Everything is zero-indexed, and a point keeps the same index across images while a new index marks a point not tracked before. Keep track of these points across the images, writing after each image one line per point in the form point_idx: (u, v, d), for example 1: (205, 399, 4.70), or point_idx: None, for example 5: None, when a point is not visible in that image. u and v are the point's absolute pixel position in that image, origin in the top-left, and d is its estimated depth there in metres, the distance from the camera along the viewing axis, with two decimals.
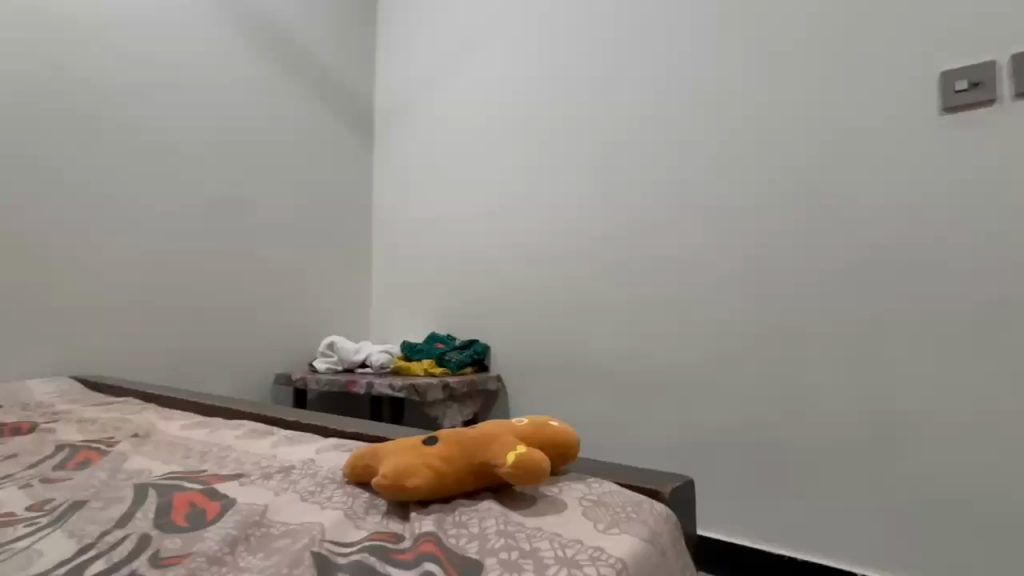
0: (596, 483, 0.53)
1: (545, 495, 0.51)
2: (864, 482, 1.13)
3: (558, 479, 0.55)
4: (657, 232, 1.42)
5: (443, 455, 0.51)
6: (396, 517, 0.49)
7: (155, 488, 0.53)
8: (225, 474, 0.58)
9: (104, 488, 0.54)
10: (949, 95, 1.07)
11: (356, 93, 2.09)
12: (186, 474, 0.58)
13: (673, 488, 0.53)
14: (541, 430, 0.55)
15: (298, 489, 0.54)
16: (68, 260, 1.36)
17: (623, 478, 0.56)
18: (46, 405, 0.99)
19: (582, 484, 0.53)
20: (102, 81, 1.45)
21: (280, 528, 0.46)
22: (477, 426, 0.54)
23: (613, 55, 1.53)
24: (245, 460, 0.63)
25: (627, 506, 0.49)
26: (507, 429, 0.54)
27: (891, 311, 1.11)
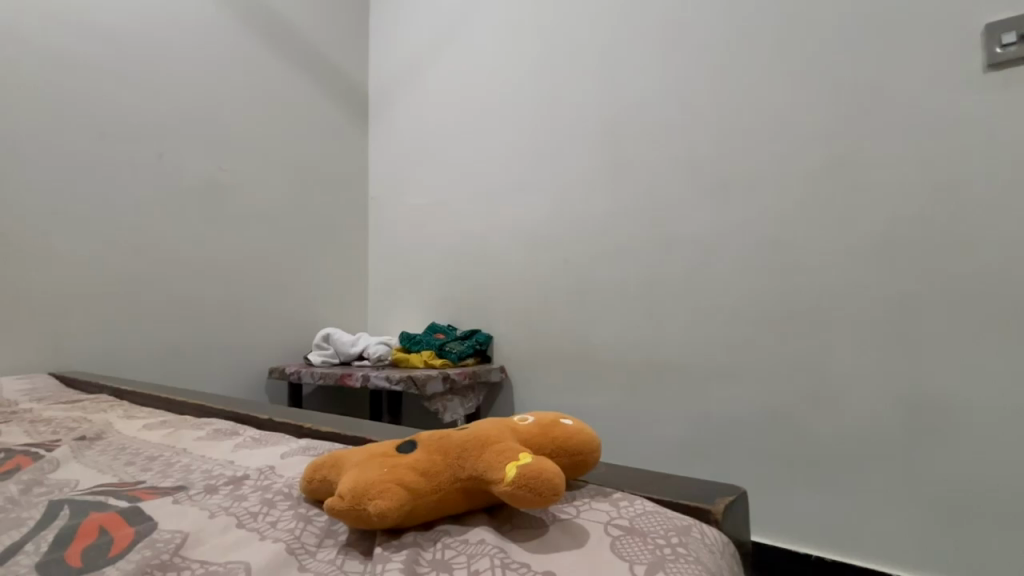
0: (627, 503, 0.45)
1: (555, 520, 0.43)
2: (895, 478, 1.04)
3: (579, 495, 0.48)
4: (669, 210, 1.32)
5: (425, 463, 0.43)
6: (356, 552, 0.42)
7: (72, 509, 0.45)
8: (162, 488, 0.51)
9: (15, 505, 0.47)
10: (994, 51, 0.96)
11: (348, 74, 2.00)
12: (117, 488, 0.50)
13: (724, 508, 0.44)
14: (548, 433, 0.46)
15: (237, 510, 0.47)
16: (46, 249, 1.26)
17: (655, 491, 0.48)
18: (8, 403, 0.91)
19: (609, 504, 0.45)
20: (69, 51, 1.32)
21: (195, 570, 0.38)
22: (467, 430, 0.46)
23: (622, 21, 1.42)
24: (194, 469, 0.56)
25: (671, 534, 0.41)
26: (505, 434, 0.45)
27: (924, 294, 1.02)
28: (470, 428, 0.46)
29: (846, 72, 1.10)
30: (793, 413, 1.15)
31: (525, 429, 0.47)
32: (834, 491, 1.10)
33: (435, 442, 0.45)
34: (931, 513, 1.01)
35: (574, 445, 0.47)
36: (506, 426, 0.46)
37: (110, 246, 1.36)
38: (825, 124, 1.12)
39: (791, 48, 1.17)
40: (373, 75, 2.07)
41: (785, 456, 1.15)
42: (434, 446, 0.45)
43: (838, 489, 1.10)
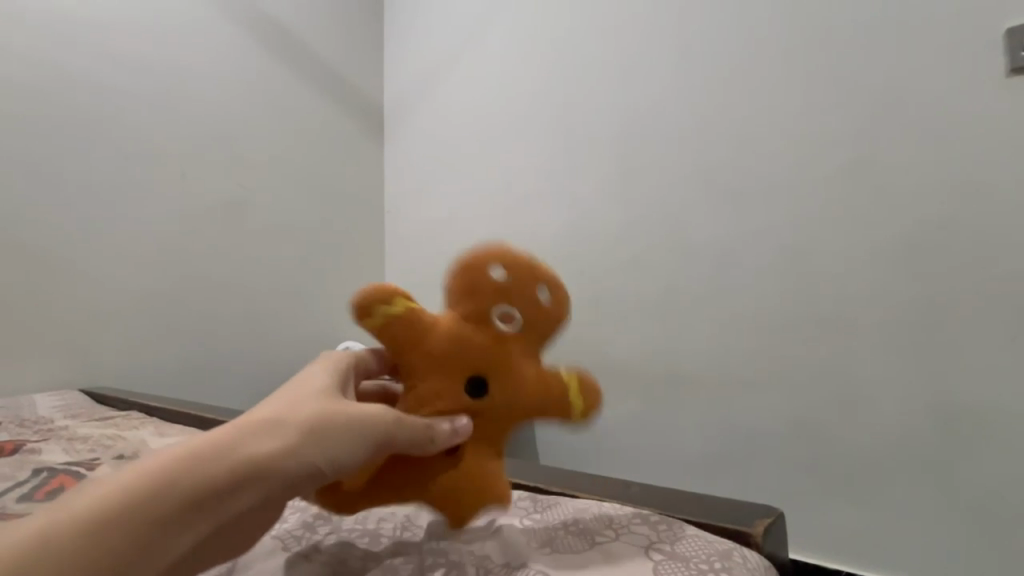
0: (665, 524, 0.46)
1: (596, 543, 0.45)
2: (930, 491, 1.01)
3: (616, 517, 0.47)
4: (686, 219, 1.32)
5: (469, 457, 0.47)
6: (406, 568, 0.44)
7: None
8: None
9: None
10: (1017, 54, 0.95)
11: (363, 91, 2.03)
12: None
13: (764, 530, 0.44)
14: (565, 393, 0.50)
15: (284, 531, 0.50)
16: (71, 268, 1.32)
17: (691, 511, 0.48)
18: (45, 420, 0.94)
19: (649, 529, 0.45)
20: (92, 75, 1.38)
21: None
22: (502, 395, 0.48)
23: (633, 33, 1.43)
24: None
25: (713, 559, 0.41)
26: (529, 406, 0.49)
27: (954, 300, 1.00)
28: (492, 400, 0.48)
29: (864, 77, 1.09)
30: (818, 424, 1.13)
31: (539, 386, 0.49)
32: (864, 503, 1.08)
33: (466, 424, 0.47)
34: (966, 526, 0.99)
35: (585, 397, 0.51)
36: (523, 393, 0.48)
37: (135, 264, 1.41)
38: (845, 130, 1.11)
39: (806, 54, 1.16)
40: (387, 90, 2.09)
41: (811, 467, 1.14)
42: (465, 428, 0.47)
43: (868, 500, 1.08)
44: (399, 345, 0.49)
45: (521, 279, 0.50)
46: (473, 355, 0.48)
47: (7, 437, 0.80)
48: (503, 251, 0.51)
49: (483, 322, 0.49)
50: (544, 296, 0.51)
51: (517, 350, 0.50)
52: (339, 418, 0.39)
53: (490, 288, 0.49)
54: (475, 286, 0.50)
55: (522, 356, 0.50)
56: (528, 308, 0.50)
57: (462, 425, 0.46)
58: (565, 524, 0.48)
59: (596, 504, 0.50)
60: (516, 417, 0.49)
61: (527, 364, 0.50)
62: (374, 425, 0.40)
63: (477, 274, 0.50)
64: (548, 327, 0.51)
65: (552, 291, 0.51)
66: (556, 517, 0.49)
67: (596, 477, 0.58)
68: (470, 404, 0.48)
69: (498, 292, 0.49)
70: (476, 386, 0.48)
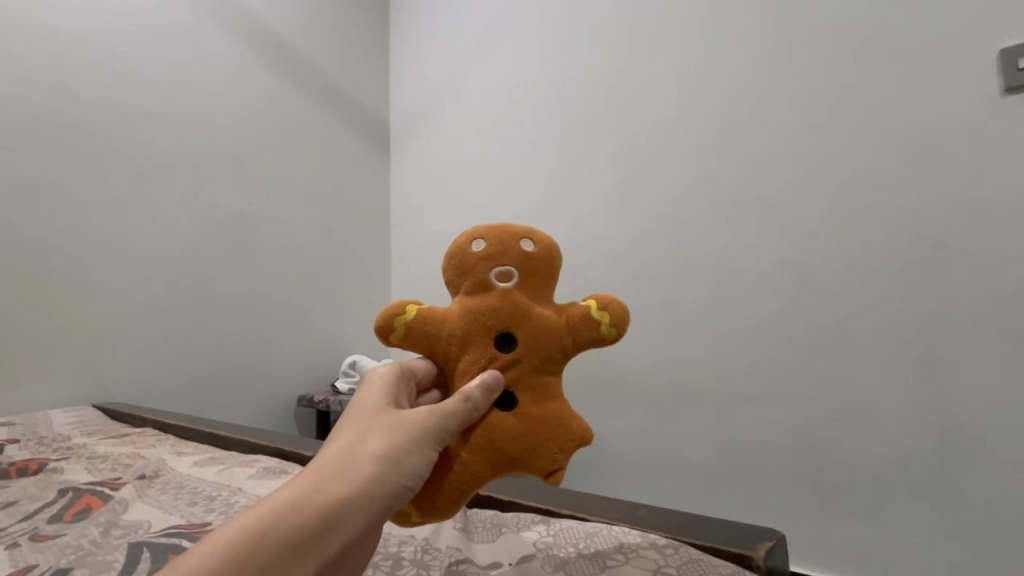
0: (672, 549, 0.47)
1: (605, 567, 0.46)
2: (935, 506, 1.02)
3: (625, 541, 0.49)
4: (687, 234, 1.34)
5: (527, 407, 0.46)
6: None
7: (149, 551, 0.51)
8: None
9: (96, 549, 0.52)
10: (1012, 73, 0.96)
11: (369, 109, 2.08)
12: (187, 529, 0.55)
13: (766, 553, 0.45)
14: (587, 317, 0.49)
15: None
16: (85, 286, 1.32)
17: (696, 534, 0.49)
18: (61, 437, 0.96)
19: (656, 553, 0.46)
20: (112, 99, 1.41)
21: None
22: (526, 343, 0.47)
23: (632, 53, 1.46)
24: None
25: None
26: (558, 342, 0.48)
27: (953, 316, 1.01)
28: (524, 347, 0.47)
29: (861, 96, 1.12)
30: (821, 439, 1.14)
31: (559, 323, 0.49)
32: (869, 517, 1.08)
33: (509, 378, 0.47)
34: (971, 540, 0.98)
35: (610, 312, 0.49)
36: (545, 332, 0.48)
37: (147, 282, 1.43)
38: (844, 148, 1.13)
39: (802, 74, 1.19)
40: (393, 108, 2.14)
41: (815, 480, 1.14)
42: (509, 383, 0.47)
43: (873, 515, 1.08)
44: (425, 344, 0.50)
45: (502, 240, 0.50)
46: (487, 319, 0.48)
47: (29, 456, 0.83)
48: (476, 229, 0.52)
49: (484, 288, 0.49)
50: (529, 244, 0.51)
51: (525, 299, 0.49)
52: (395, 433, 0.38)
53: (478, 261, 0.50)
54: (468, 265, 0.50)
55: (533, 302, 0.49)
56: (518, 259, 0.50)
57: (491, 378, 0.45)
58: (576, 549, 0.49)
59: (606, 528, 0.51)
60: (552, 356, 0.48)
61: (541, 307, 0.49)
62: (428, 427, 0.40)
63: (462, 254, 0.51)
64: (548, 271, 0.51)
65: (535, 239, 0.51)
66: (568, 540, 0.51)
67: (604, 500, 0.59)
68: (505, 361, 0.47)
69: (486, 260, 0.50)
70: (503, 343, 0.48)
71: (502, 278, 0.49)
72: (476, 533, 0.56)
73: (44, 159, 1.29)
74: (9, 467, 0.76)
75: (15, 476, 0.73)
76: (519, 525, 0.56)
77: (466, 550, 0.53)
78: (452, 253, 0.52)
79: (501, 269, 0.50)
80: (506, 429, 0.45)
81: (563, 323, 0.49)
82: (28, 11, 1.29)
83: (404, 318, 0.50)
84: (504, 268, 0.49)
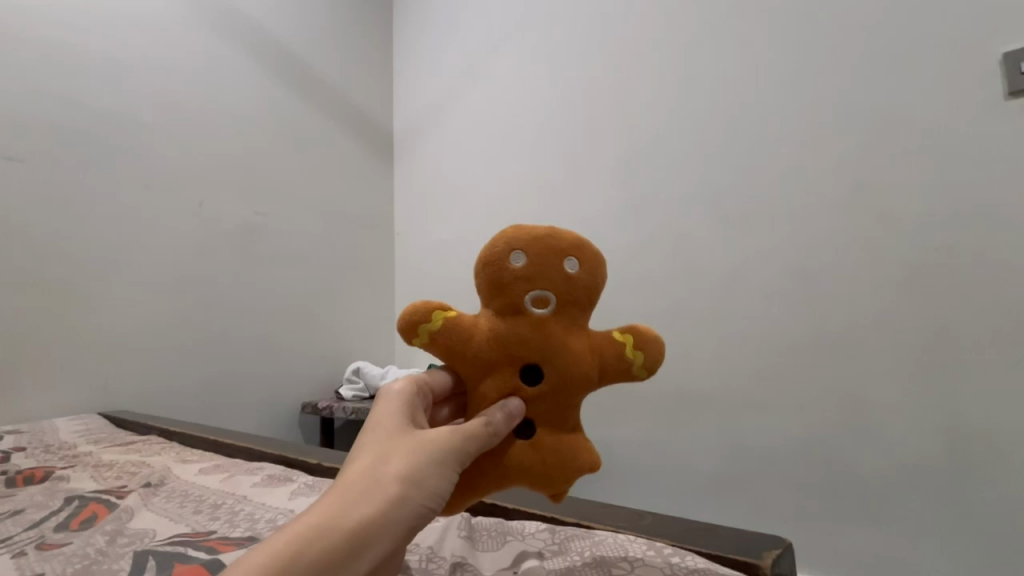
0: (679, 558, 0.46)
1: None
2: (945, 513, 1.00)
3: (631, 549, 0.48)
4: (691, 240, 1.34)
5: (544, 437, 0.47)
6: None
7: (155, 560, 0.51)
8: (233, 539, 0.55)
9: (101, 558, 0.52)
10: (1015, 78, 0.96)
11: (373, 118, 2.09)
12: (192, 538, 0.55)
13: (773, 561, 0.44)
14: (620, 355, 0.49)
15: None
16: (93, 295, 1.34)
17: (703, 543, 0.48)
18: (68, 445, 0.97)
19: (662, 561, 0.46)
20: (118, 110, 1.42)
21: None
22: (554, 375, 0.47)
23: (634, 61, 1.47)
24: (259, 518, 0.60)
25: None
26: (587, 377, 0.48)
27: (960, 321, 1.00)
28: (550, 380, 0.47)
29: (864, 102, 1.12)
30: (828, 445, 1.13)
31: (591, 357, 0.48)
32: (878, 526, 1.07)
33: (530, 407, 0.48)
34: (982, 549, 0.97)
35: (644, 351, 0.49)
36: (576, 366, 0.47)
37: (153, 290, 1.44)
38: (847, 154, 1.13)
39: (804, 80, 1.19)
40: (397, 117, 2.16)
41: (822, 487, 1.13)
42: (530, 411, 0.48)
43: (882, 522, 1.06)
44: (445, 353, 0.49)
45: (544, 260, 0.48)
46: (517, 345, 0.47)
47: (35, 464, 0.83)
48: (517, 239, 0.49)
49: (517, 310, 0.48)
50: (572, 266, 0.49)
51: (558, 327, 0.48)
52: (419, 454, 0.38)
53: (513, 280, 0.48)
54: (502, 280, 0.48)
55: (565, 330, 0.48)
56: (558, 284, 0.48)
57: (514, 406, 0.46)
58: (581, 556, 0.49)
59: (612, 536, 0.51)
60: (579, 391, 0.48)
61: (574, 338, 0.48)
62: (451, 448, 0.40)
63: (499, 269, 0.48)
64: (589, 296, 0.50)
65: (578, 259, 0.49)
66: (573, 548, 0.50)
67: (611, 508, 0.58)
68: (529, 389, 0.47)
69: (523, 280, 0.48)
70: (529, 371, 0.48)
71: (538, 304, 0.48)
72: (481, 541, 0.56)
73: (52, 170, 1.30)
74: (15, 475, 0.77)
75: (22, 484, 0.74)
76: (525, 533, 0.55)
77: (471, 556, 0.53)
78: (485, 260, 0.50)
79: (539, 293, 0.48)
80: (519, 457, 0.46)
81: (595, 358, 0.49)
82: (37, 26, 1.31)
83: (428, 326, 0.49)
84: (542, 292, 0.48)
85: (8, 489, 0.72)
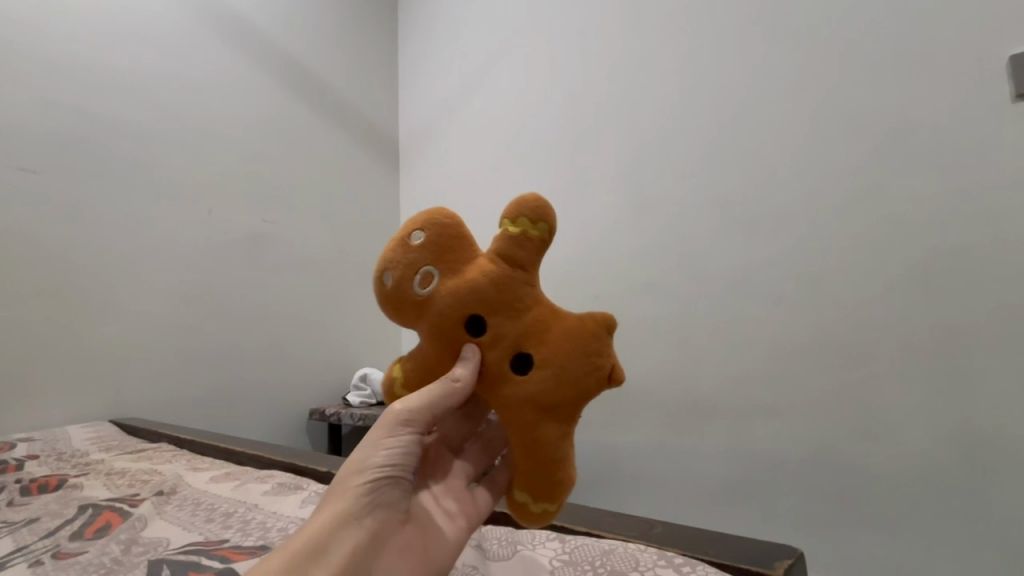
0: (690, 568, 0.46)
1: None
2: (957, 520, 0.99)
3: (641, 559, 0.48)
4: (696, 245, 1.34)
5: (534, 347, 0.46)
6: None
7: (169, 568, 0.51)
8: (246, 547, 0.55)
9: (116, 567, 0.53)
10: (1022, 80, 0.96)
11: (379, 126, 2.11)
12: (205, 547, 0.56)
13: (785, 571, 0.44)
14: (512, 237, 0.48)
15: None
16: (104, 304, 1.35)
17: (714, 552, 0.48)
18: (81, 453, 0.98)
19: (673, 571, 0.46)
20: (127, 121, 1.44)
21: None
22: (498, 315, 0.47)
23: (636, 68, 1.48)
24: (271, 526, 0.60)
25: None
26: (513, 278, 0.47)
27: (971, 324, 0.99)
28: (494, 327, 0.47)
29: (870, 107, 1.12)
30: (837, 451, 1.12)
31: (496, 265, 0.48)
32: (890, 532, 1.06)
33: (503, 358, 0.47)
34: (996, 556, 0.95)
35: (525, 217, 0.49)
36: (495, 283, 0.47)
37: (163, 298, 1.46)
38: (854, 158, 1.13)
39: (808, 85, 1.20)
40: (403, 125, 2.18)
41: (833, 493, 1.12)
42: (507, 348, 0.47)
43: (893, 528, 1.05)
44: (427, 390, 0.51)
45: (397, 259, 0.48)
46: (440, 326, 0.47)
47: (48, 472, 0.84)
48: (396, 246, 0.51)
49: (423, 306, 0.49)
50: (419, 236, 0.49)
51: (456, 279, 0.48)
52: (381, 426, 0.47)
53: (398, 289, 0.48)
54: (394, 302, 0.49)
55: (462, 274, 0.48)
56: (434, 252, 0.48)
57: (468, 353, 0.47)
58: (591, 566, 0.49)
59: (622, 546, 0.51)
60: (519, 294, 0.47)
61: (472, 269, 0.48)
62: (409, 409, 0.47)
63: (382, 299, 0.49)
64: (453, 244, 0.49)
65: (422, 227, 0.49)
66: (584, 558, 0.50)
67: (621, 517, 0.59)
68: (485, 341, 0.47)
69: (403, 282, 0.48)
70: (477, 326, 0.48)
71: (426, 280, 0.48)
72: (491, 550, 0.56)
73: (64, 181, 1.32)
74: (29, 483, 0.78)
75: (35, 492, 0.75)
76: (535, 542, 0.55)
77: (480, 566, 0.53)
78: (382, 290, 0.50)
79: (426, 272, 0.48)
80: (527, 384, 0.46)
81: (502, 262, 0.48)
82: (50, 40, 1.33)
83: (399, 382, 0.51)
84: (420, 272, 0.48)
85: (23, 497, 0.73)
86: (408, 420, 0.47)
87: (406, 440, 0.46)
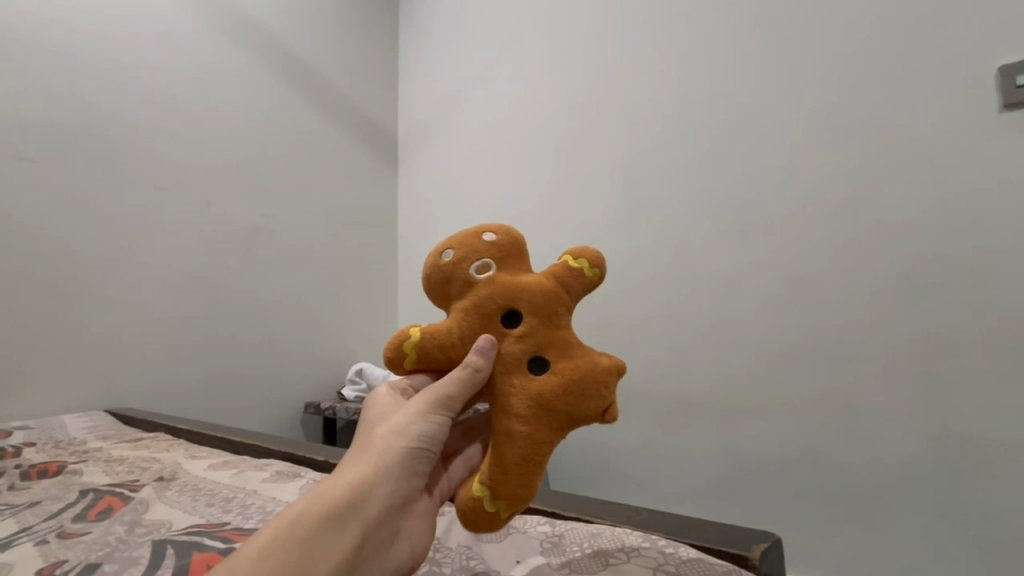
0: (673, 550, 0.48)
1: (610, 566, 0.47)
2: (940, 517, 1.01)
3: (627, 542, 0.50)
4: (690, 246, 1.35)
5: (554, 355, 0.48)
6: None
7: (173, 548, 0.53)
8: (248, 530, 0.57)
9: (121, 546, 0.54)
10: (1009, 90, 0.98)
11: (378, 123, 2.12)
12: (208, 528, 0.57)
13: (762, 554, 0.46)
14: (569, 268, 0.52)
15: None
16: (100, 294, 1.36)
17: (697, 537, 0.50)
18: (78, 440, 0.99)
19: (657, 553, 0.48)
20: (127, 114, 1.45)
21: None
22: (533, 314, 0.48)
23: (635, 71, 1.49)
24: (271, 511, 0.61)
25: None
26: (558, 297, 0.50)
27: (956, 328, 1.01)
28: (526, 321, 0.48)
29: (862, 114, 1.14)
30: (824, 450, 1.14)
31: (549, 282, 0.51)
32: (873, 529, 1.08)
33: (522, 352, 0.48)
34: (973, 552, 0.98)
35: (586, 259, 0.53)
36: (545, 292, 0.49)
37: (159, 290, 1.46)
38: (845, 163, 1.15)
39: (801, 91, 1.22)
40: (402, 122, 2.19)
41: (820, 492, 1.14)
42: (530, 346, 0.48)
43: (878, 526, 1.07)
44: (438, 364, 0.50)
45: (463, 243, 0.51)
46: (477, 308, 0.49)
47: (46, 459, 0.85)
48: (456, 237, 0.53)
49: (467, 289, 0.50)
50: (491, 236, 0.52)
51: (510, 279, 0.50)
52: (417, 401, 0.45)
53: (452, 268, 0.50)
54: (444, 278, 0.50)
55: (518, 278, 0.50)
56: (494, 250, 0.51)
57: (486, 343, 0.47)
58: (579, 548, 0.51)
59: (610, 529, 0.53)
60: (557, 310, 0.50)
61: (528, 277, 0.50)
62: (447, 390, 0.45)
63: (435, 272, 0.51)
64: (517, 252, 0.52)
65: (496, 231, 0.52)
66: (573, 541, 0.52)
67: (610, 503, 0.60)
68: (510, 333, 0.48)
69: (460, 263, 0.50)
70: (511, 320, 0.49)
71: (481, 271, 0.50)
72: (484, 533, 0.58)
73: (62, 171, 1.33)
74: (29, 468, 0.79)
75: (35, 477, 0.75)
76: (526, 526, 0.57)
77: (474, 548, 0.55)
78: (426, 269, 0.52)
79: (479, 263, 0.50)
80: (538, 384, 0.47)
81: (555, 282, 0.51)
82: (49, 30, 1.33)
83: (411, 342, 0.49)
84: (479, 260, 0.50)
85: (23, 482, 0.74)
86: (447, 404, 0.45)
87: (440, 425, 0.45)
